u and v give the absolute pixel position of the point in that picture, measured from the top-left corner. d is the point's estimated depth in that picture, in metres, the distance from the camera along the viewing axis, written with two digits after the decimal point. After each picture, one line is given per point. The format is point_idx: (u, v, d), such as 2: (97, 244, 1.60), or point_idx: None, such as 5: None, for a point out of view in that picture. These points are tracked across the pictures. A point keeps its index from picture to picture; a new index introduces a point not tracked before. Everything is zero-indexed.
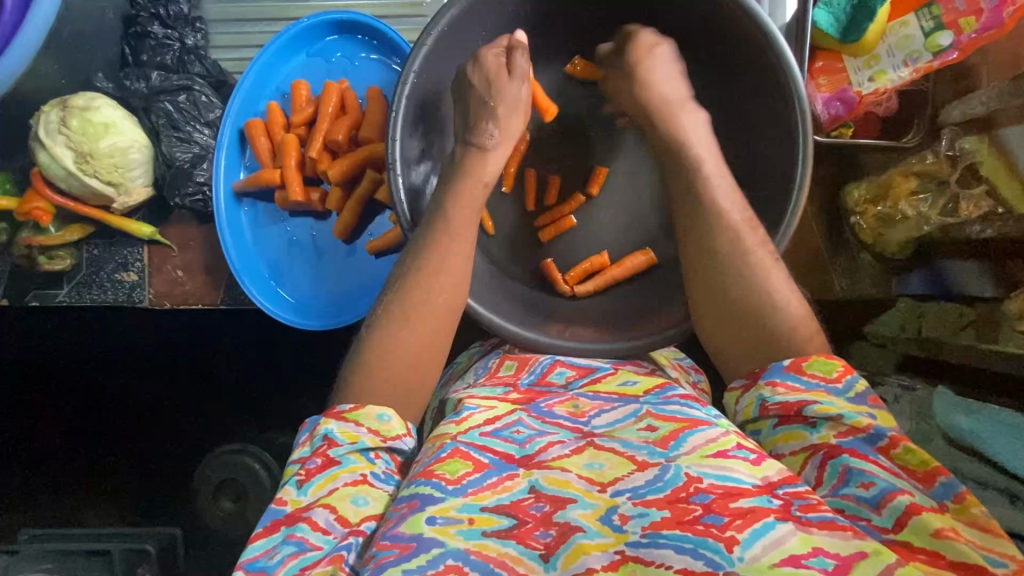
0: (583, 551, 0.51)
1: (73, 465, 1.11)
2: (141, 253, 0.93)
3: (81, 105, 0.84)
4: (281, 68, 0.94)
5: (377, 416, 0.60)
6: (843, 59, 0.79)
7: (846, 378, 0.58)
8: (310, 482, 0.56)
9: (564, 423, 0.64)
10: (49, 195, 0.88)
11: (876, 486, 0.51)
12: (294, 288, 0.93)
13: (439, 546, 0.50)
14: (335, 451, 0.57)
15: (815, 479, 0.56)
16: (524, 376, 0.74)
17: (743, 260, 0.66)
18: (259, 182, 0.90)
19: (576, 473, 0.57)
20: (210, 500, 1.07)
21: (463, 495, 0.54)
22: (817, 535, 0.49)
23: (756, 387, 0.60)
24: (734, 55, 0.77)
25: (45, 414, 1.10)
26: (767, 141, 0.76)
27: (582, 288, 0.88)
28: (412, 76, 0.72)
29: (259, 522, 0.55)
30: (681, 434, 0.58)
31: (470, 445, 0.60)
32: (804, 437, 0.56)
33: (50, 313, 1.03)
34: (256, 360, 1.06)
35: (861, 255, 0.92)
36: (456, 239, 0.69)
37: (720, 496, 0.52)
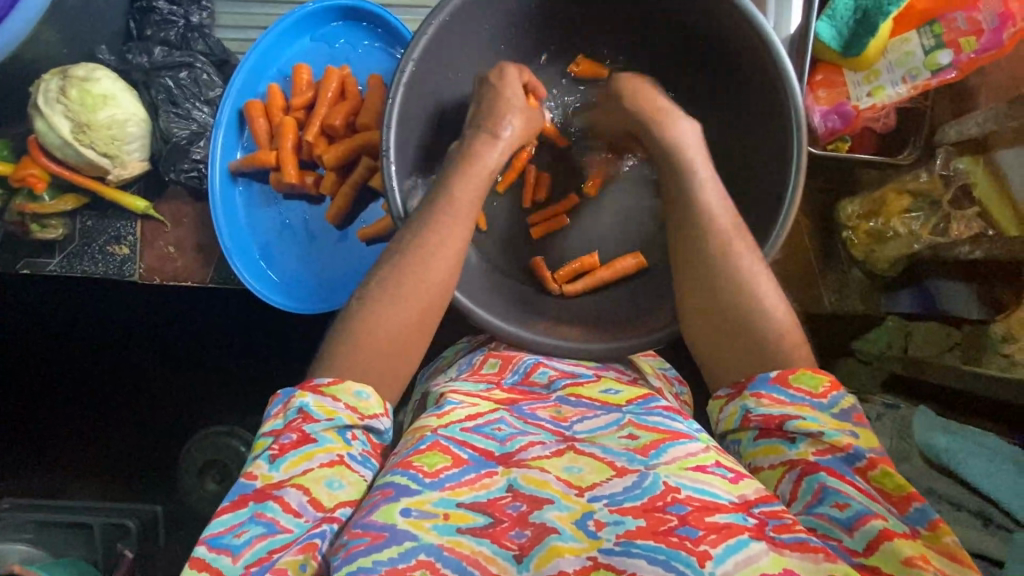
0: (557, 553, 0.50)
1: (54, 436, 1.11)
2: (135, 227, 0.95)
3: (81, 75, 0.84)
4: (285, 51, 0.94)
5: (355, 392, 0.60)
6: (844, 72, 0.79)
7: (831, 395, 0.59)
8: (283, 458, 0.56)
9: (545, 426, 0.64)
10: (44, 162, 0.87)
11: (851, 508, 0.53)
12: (281, 270, 0.93)
13: (412, 540, 0.51)
14: (311, 429, 0.57)
15: (789, 493, 0.57)
16: (507, 376, 0.74)
17: (733, 261, 0.67)
18: (254, 162, 0.90)
19: (554, 475, 0.57)
20: (194, 479, 1.08)
21: (440, 489, 0.54)
22: (790, 557, 0.49)
23: (741, 397, 0.61)
24: (734, 61, 0.77)
25: (29, 384, 1.10)
26: (760, 150, 0.76)
27: (571, 287, 0.88)
28: (411, 64, 0.73)
29: (226, 496, 0.55)
30: (662, 445, 0.58)
31: (450, 439, 0.60)
32: (782, 452, 0.58)
33: (39, 283, 1.03)
34: (243, 341, 1.06)
35: (851, 270, 0.91)
36: (445, 232, 0.69)
37: (696, 509, 0.52)
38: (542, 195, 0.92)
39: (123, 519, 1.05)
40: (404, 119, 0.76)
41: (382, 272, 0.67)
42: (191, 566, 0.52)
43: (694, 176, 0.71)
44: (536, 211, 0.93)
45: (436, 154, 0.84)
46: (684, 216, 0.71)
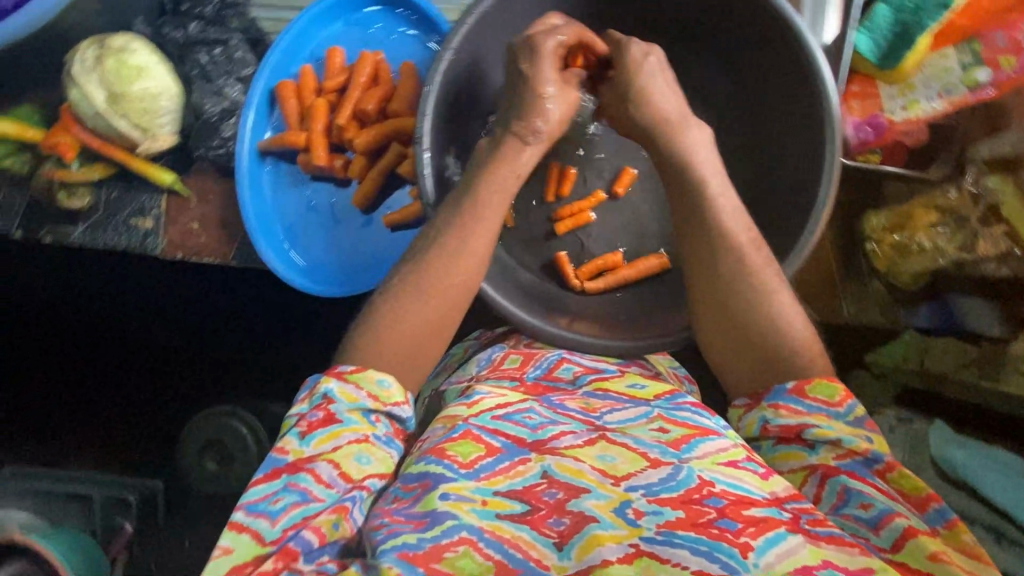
0: (598, 541, 0.50)
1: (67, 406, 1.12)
2: (159, 201, 0.93)
3: (118, 45, 0.85)
4: (318, 33, 0.94)
5: (377, 381, 0.60)
6: (878, 84, 0.80)
7: (846, 403, 0.60)
8: (312, 434, 0.57)
9: (576, 415, 0.66)
10: (76, 132, 0.89)
11: (875, 508, 0.54)
12: (305, 251, 0.93)
13: (453, 519, 0.51)
14: (336, 408, 0.58)
15: (813, 496, 0.58)
16: (530, 370, 0.75)
17: (752, 272, 0.68)
18: (283, 143, 0.90)
19: (589, 464, 0.57)
20: (193, 458, 1.08)
21: (476, 479, 0.55)
22: (827, 549, 0.50)
23: (760, 408, 0.62)
24: (774, 65, 0.76)
25: (46, 354, 1.10)
26: (794, 157, 0.76)
27: (593, 284, 0.89)
28: (447, 59, 0.74)
29: (259, 468, 0.56)
30: (693, 440, 0.59)
31: (482, 428, 0.60)
32: (802, 458, 0.59)
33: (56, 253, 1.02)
34: (260, 320, 1.06)
35: (872, 283, 0.89)
36: (480, 221, 0.69)
37: (733, 503, 0.52)
38: (564, 190, 0.92)
39: (123, 493, 1.07)
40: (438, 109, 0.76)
41: (413, 261, 0.68)
42: (229, 529, 0.53)
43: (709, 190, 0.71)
44: (560, 205, 0.92)
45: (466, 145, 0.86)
46: (703, 227, 0.70)
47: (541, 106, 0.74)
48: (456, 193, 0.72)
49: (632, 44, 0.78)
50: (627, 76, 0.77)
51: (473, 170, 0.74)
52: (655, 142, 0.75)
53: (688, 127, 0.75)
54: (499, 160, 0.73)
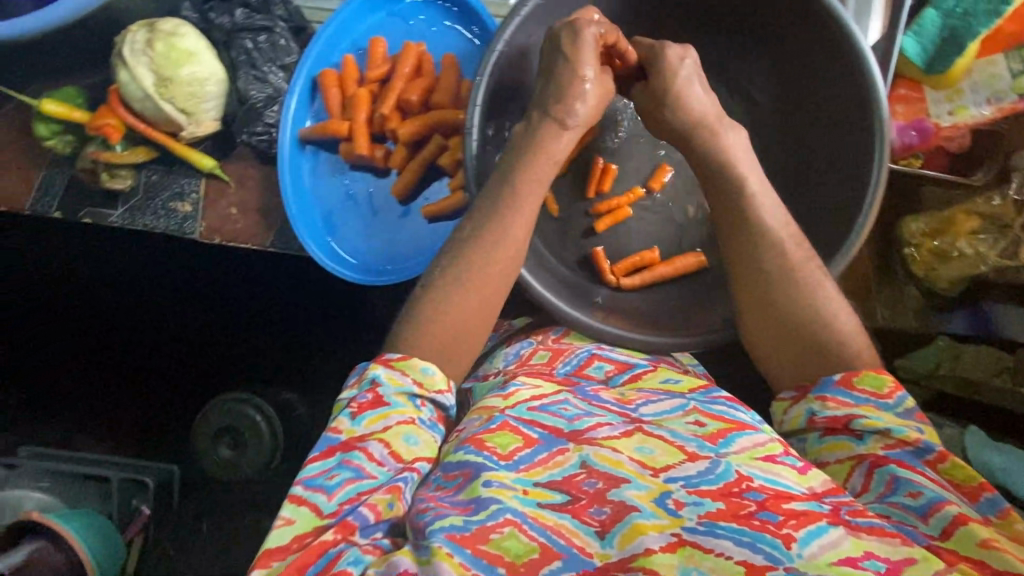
0: (640, 531, 0.50)
1: (110, 383, 1.16)
2: (198, 185, 0.94)
3: (167, 29, 0.85)
4: (360, 23, 0.95)
5: (422, 369, 0.60)
6: (923, 89, 0.80)
7: (896, 395, 0.60)
8: (362, 416, 0.57)
9: (611, 408, 0.66)
10: (122, 113, 0.89)
11: (924, 496, 0.54)
12: (344, 242, 0.94)
13: (497, 504, 0.51)
14: (384, 392, 0.58)
15: (861, 486, 0.58)
16: (559, 366, 0.75)
17: (793, 271, 0.67)
18: (326, 131, 0.91)
19: (627, 455, 0.57)
20: (209, 442, 1.08)
21: (516, 470, 0.55)
22: (867, 540, 0.49)
23: (806, 400, 0.63)
24: (823, 68, 0.76)
25: (84, 334, 1.13)
26: (838, 158, 0.77)
27: (629, 280, 0.89)
28: (495, 52, 0.75)
29: (313, 446, 0.57)
30: (730, 434, 0.61)
31: (519, 419, 0.61)
32: (850, 448, 0.60)
33: (96, 235, 1.03)
34: (300, 311, 1.09)
35: (907, 287, 0.90)
36: (516, 212, 0.69)
37: (772, 496, 0.52)
38: (604, 185, 0.91)
39: (141, 476, 1.11)
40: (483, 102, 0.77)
41: (452, 248, 0.69)
42: (289, 501, 0.54)
43: (746, 188, 0.70)
44: (597, 201, 0.92)
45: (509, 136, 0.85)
46: (742, 225, 0.70)
47: (580, 92, 0.72)
48: (492, 179, 0.72)
49: (670, 48, 0.75)
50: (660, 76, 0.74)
51: (509, 154, 0.72)
52: (690, 145, 0.74)
53: (725, 128, 0.73)
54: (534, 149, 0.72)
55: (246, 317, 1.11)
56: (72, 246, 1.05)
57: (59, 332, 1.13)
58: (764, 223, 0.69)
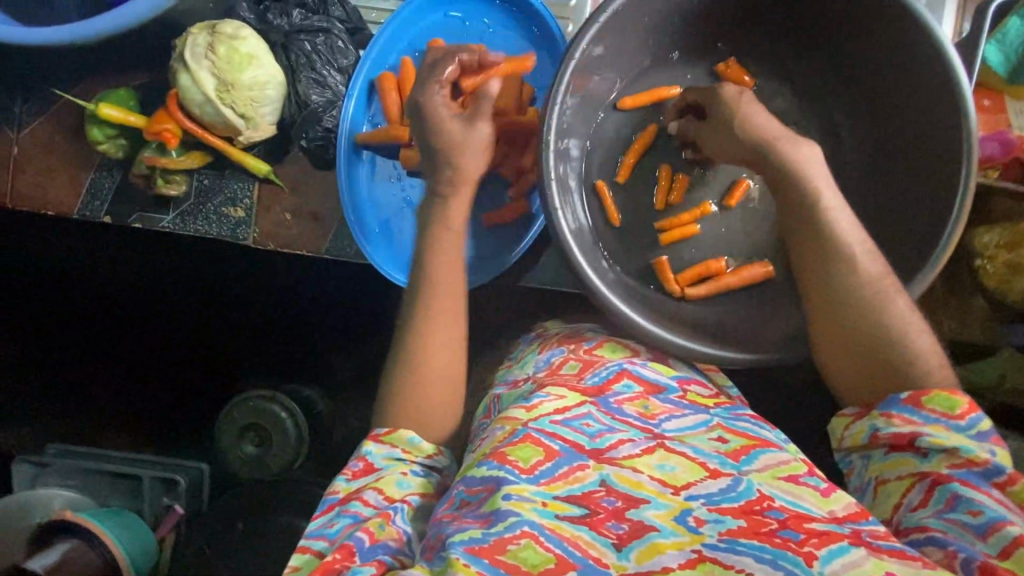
0: (659, 549, 0.49)
1: (178, 373, 1.19)
2: (251, 189, 0.93)
3: (230, 32, 0.83)
4: (419, 23, 0.92)
5: (408, 439, 0.64)
6: (1006, 100, 0.80)
7: (968, 416, 0.58)
8: (356, 479, 0.62)
9: (634, 422, 0.64)
10: (180, 118, 0.86)
11: (984, 515, 0.52)
12: (403, 247, 0.92)
13: (515, 516, 0.51)
14: (373, 458, 0.63)
15: (916, 502, 0.57)
16: (588, 378, 0.69)
17: (872, 289, 0.65)
18: (385, 137, 0.88)
19: (648, 475, 0.56)
20: (233, 441, 1.09)
21: (536, 483, 0.55)
22: (889, 561, 0.48)
23: (870, 416, 0.61)
24: (906, 77, 0.75)
25: (153, 327, 1.17)
26: (917, 167, 0.77)
27: (695, 291, 0.87)
28: (573, 61, 0.74)
29: (317, 510, 0.61)
30: (753, 451, 0.60)
31: (540, 431, 0.59)
32: (912, 465, 0.58)
33: (158, 241, 1.04)
34: (354, 318, 1.11)
35: (974, 298, 0.89)
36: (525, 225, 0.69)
37: (794, 516, 0.52)
38: (672, 197, 0.90)
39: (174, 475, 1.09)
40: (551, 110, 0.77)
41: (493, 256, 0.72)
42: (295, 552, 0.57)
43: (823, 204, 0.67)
44: (662, 216, 0.91)
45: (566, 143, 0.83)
46: (813, 232, 0.68)
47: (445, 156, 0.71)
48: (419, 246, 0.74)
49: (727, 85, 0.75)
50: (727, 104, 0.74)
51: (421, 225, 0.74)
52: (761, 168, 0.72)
53: (799, 144, 0.70)
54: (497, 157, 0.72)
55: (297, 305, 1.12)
56: (120, 241, 1.06)
57: (119, 320, 1.17)
58: (840, 233, 0.67)
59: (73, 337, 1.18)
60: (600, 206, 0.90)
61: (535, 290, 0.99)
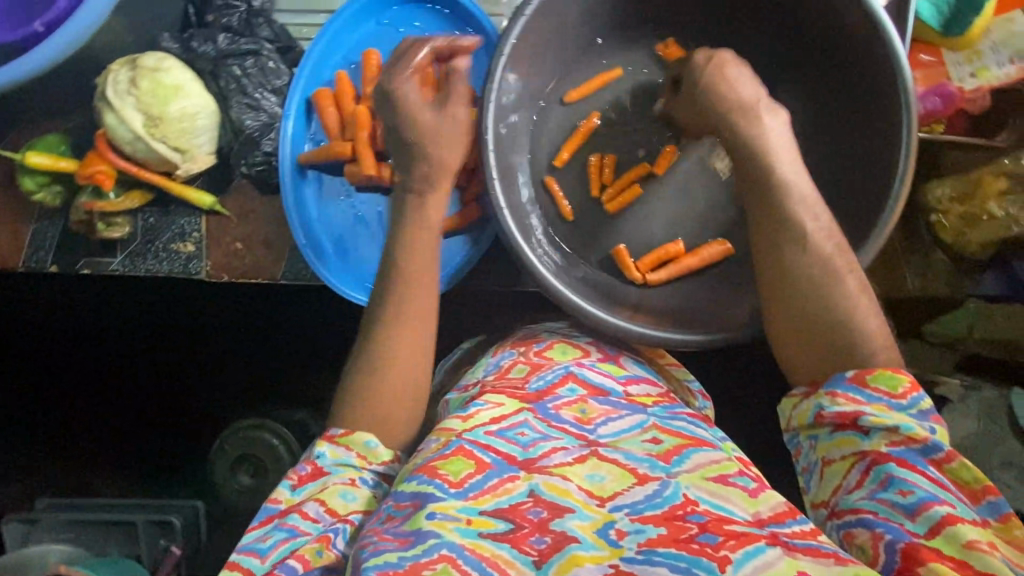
0: (577, 562, 0.49)
1: (143, 413, 1.15)
2: (199, 223, 0.90)
3: (151, 65, 0.81)
4: (351, 35, 0.90)
5: (365, 442, 0.61)
6: (943, 53, 0.79)
7: (911, 395, 0.57)
8: (301, 487, 0.59)
9: (569, 429, 0.63)
10: (111, 158, 0.84)
11: (915, 495, 0.53)
12: (362, 261, 0.90)
13: (435, 538, 0.50)
14: (323, 464, 0.60)
15: (854, 482, 0.57)
16: (532, 382, 0.69)
17: (830, 265, 0.63)
18: (329, 155, 0.87)
19: (577, 484, 0.56)
20: (227, 473, 1.07)
21: (464, 498, 0.54)
22: (803, 560, 0.48)
23: (816, 395, 0.60)
24: (838, 44, 0.75)
25: (113, 367, 1.13)
26: (866, 134, 0.75)
27: (655, 276, 0.86)
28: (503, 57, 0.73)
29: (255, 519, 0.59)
30: (685, 450, 0.59)
31: (474, 443, 0.59)
32: (855, 444, 0.57)
33: (105, 284, 1.01)
34: (319, 345, 1.06)
35: (935, 253, 0.88)
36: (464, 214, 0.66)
37: (714, 519, 0.52)
38: (605, 178, 0.89)
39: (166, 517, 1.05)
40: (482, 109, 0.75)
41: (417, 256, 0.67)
42: (226, 568, 0.55)
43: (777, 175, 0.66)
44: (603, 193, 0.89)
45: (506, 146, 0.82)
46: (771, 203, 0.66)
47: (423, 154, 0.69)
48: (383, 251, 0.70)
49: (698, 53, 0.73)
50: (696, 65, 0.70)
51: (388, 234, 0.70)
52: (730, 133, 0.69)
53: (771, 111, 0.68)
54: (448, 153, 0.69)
55: (261, 337, 1.08)
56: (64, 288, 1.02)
57: (88, 368, 1.13)
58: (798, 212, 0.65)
59: (44, 389, 1.14)
60: (552, 198, 0.89)
61: (500, 293, 0.98)
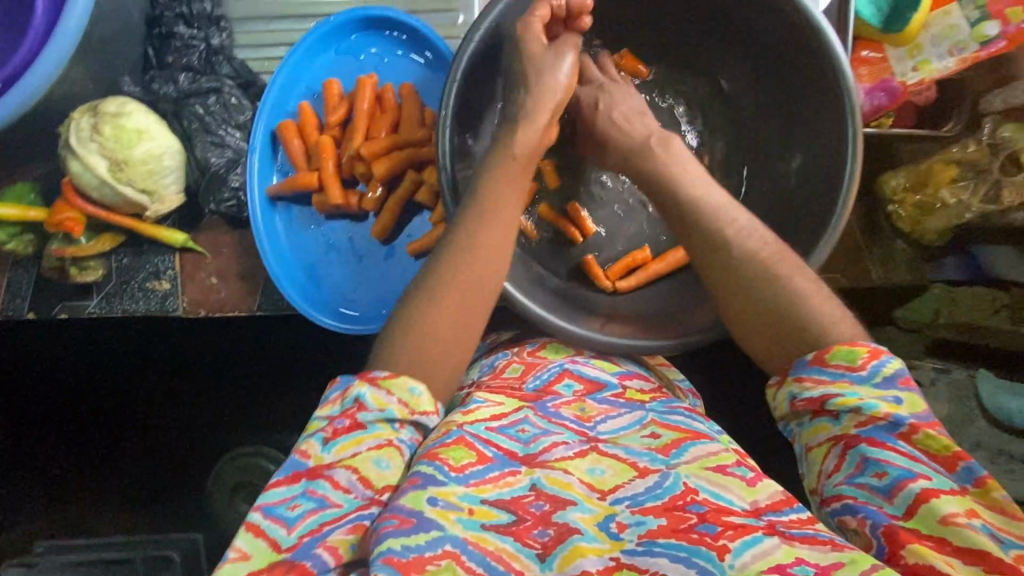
0: (580, 553, 0.51)
1: (126, 451, 1.14)
2: (173, 261, 0.91)
3: (113, 111, 0.82)
4: (311, 65, 0.91)
5: (408, 389, 0.58)
6: (885, 49, 0.80)
7: (871, 364, 0.57)
8: (335, 442, 0.55)
9: (570, 424, 0.65)
10: (80, 204, 0.86)
11: (889, 476, 0.53)
12: (334, 291, 0.91)
13: (439, 530, 0.50)
14: (362, 417, 0.56)
15: (832, 467, 0.57)
16: (529, 380, 0.71)
17: (771, 269, 0.64)
18: (296, 186, 0.88)
19: (578, 477, 0.58)
20: (225, 502, 1.11)
21: (465, 485, 0.54)
22: (800, 547, 0.50)
23: (786, 384, 0.60)
24: (783, 48, 0.77)
25: (93, 407, 1.12)
26: (811, 132, 0.76)
27: (624, 284, 0.88)
28: (473, 44, 0.72)
29: (279, 470, 0.55)
30: (684, 444, 0.62)
31: (475, 436, 0.59)
32: (828, 429, 0.58)
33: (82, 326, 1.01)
34: (301, 370, 1.07)
35: (896, 241, 0.89)
36: (489, 206, 0.69)
37: (713, 509, 0.54)
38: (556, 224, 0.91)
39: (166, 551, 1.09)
40: (462, 98, 0.75)
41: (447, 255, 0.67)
42: (246, 532, 0.52)
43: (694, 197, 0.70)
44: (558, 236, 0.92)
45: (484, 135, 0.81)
46: (697, 229, 0.69)
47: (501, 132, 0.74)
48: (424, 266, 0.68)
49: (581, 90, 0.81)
50: (589, 114, 0.80)
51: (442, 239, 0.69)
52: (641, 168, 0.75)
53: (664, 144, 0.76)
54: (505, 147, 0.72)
55: (240, 366, 1.08)
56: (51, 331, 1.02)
57: (70, 410, 1.12)
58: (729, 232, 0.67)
59: (25, 436, 1.13)
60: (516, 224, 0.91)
61: None
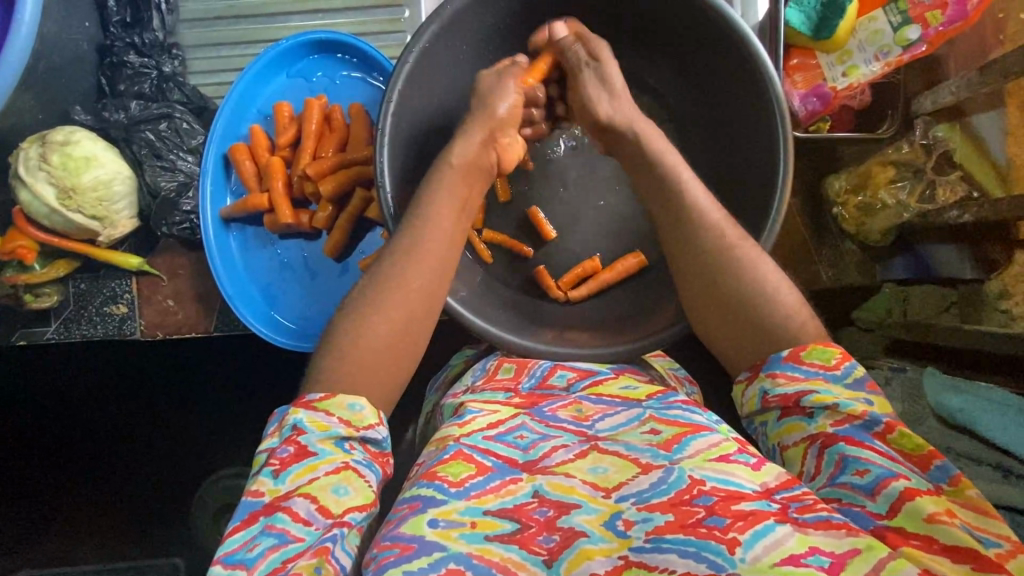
0: (587, 556, 0.50)
1: (85, 482, 1.10)
2: (128, 285, 1.01)
3: (61, 139, 0.83)
4: (263, 89, 0.93)
5: (348, 406, 0.58)
6: (817, 55, 0.82)
7: (844, 365, 0.57)
8: (286, 471, 0.54)
9: (568, 427, 0.63)
10: (32, 233, 0.92)
11: (871, 474, 0.52)
12: (289, 312, 0.92)
13: (441, 550, 0.50)
14: (307, 440, 0.55)
15: (813, 469, 0.56)
16: (524, 381, 0.72)
17: (720, 257, 0.64)
18: (246, 208, 0.89)
19: (580, 479, 0.56)
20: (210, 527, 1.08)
21: (465, 499, 0.54)
22: (814, 535, 0.49)
23: (759, 379, 0.59)
24: (710, 57, 0.78)
25: (51, 438, 1.09)
26: (743, 141, 0.77)
27: (576, 293, 0.89)
28: (406, 65, 0.72)
29: (234, 516, 0.54)
30: (685, 437, 0.58)
31: (473, 447, 0.58)
32: (802, 429, 0.56)
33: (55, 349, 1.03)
34: (264, 388, 1.06)
35: (845, 243, 0.96)
36: (437, 237, 0.67)
37: (722, 499, 0.52)
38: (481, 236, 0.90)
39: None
40: (402, 116, 0.75)
41: (388, 270, 0.65)
42: None
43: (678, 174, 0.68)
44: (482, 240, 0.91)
45: (438, 149, 0.82)
46: (678, 210, 0.67)
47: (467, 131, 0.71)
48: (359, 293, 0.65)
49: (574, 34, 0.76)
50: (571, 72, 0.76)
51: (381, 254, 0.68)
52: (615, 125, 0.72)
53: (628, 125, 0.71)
54: (446, 157, 0.70)
55: (203, 389, 1.06)
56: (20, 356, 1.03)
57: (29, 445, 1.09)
58: (697, 195, 0.67)
59: None
60: (470, 249, 0.90)
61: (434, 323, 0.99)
